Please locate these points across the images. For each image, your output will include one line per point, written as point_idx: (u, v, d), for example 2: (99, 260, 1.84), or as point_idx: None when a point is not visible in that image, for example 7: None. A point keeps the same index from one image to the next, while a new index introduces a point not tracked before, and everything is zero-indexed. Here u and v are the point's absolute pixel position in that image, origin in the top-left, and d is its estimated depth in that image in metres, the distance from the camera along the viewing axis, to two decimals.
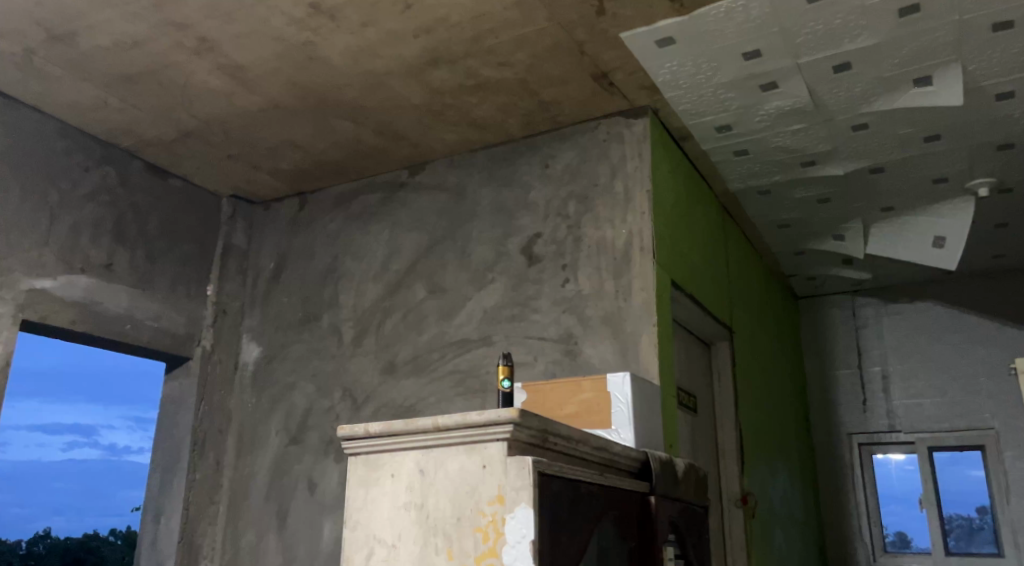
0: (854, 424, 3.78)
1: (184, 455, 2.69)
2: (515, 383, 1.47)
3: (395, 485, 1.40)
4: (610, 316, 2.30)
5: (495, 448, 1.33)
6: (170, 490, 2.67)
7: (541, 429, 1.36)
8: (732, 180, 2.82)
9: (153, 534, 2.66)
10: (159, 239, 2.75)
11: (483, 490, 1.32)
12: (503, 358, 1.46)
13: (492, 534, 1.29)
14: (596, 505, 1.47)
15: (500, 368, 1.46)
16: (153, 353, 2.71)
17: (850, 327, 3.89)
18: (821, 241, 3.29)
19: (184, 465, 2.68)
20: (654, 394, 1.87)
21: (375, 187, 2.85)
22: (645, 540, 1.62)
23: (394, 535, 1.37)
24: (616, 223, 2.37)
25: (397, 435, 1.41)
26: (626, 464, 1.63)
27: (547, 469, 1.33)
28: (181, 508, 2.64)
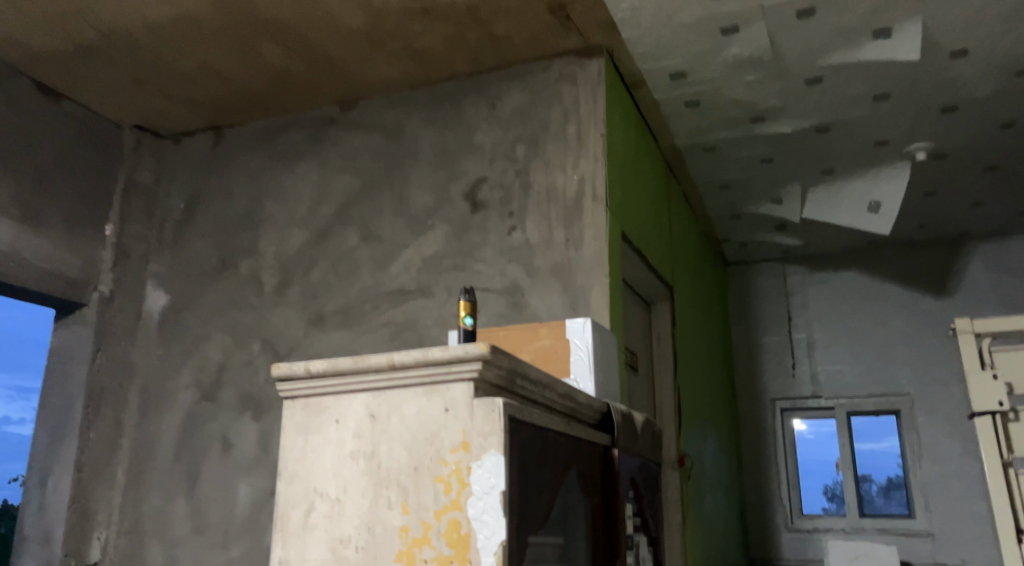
0: (777, 390, 3.80)
1: (78, 412, 2.42)
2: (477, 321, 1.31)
3: (342, 432, 1.22)
4: (559, 267, 2.16)
5: (460, 390, 1.17)
6: (62, 450, 2.39)
7: (510, 370, 1.22)
8: (680, 134, 2.73)
9: (41, 500, 2.38)
10: (53, 169, 2.44)
11: (446, 438, 1.17)
12: (465, 294, 1.31)
13: (455, 486, 1.14)
14: (561, 457, 1.34)
15: (462, 304, 1.30)
16: (43, 297, 2.41)
17: (778, 295, 3.89)
18: (758, 203, 3.25)
19: (79, 423, 2.41)
20: (612, 345, 1.75)
21: (302, 124, 2.62)
22: (605, 497, 1.50)
23: (338, 490, 1.20)
24: (568, 168, 2.23)
25: (344, 375, 1.23)
26: (589, 415, 1.51)
27: (516, 413, 1.18)
28: (75, 471, 2.38)
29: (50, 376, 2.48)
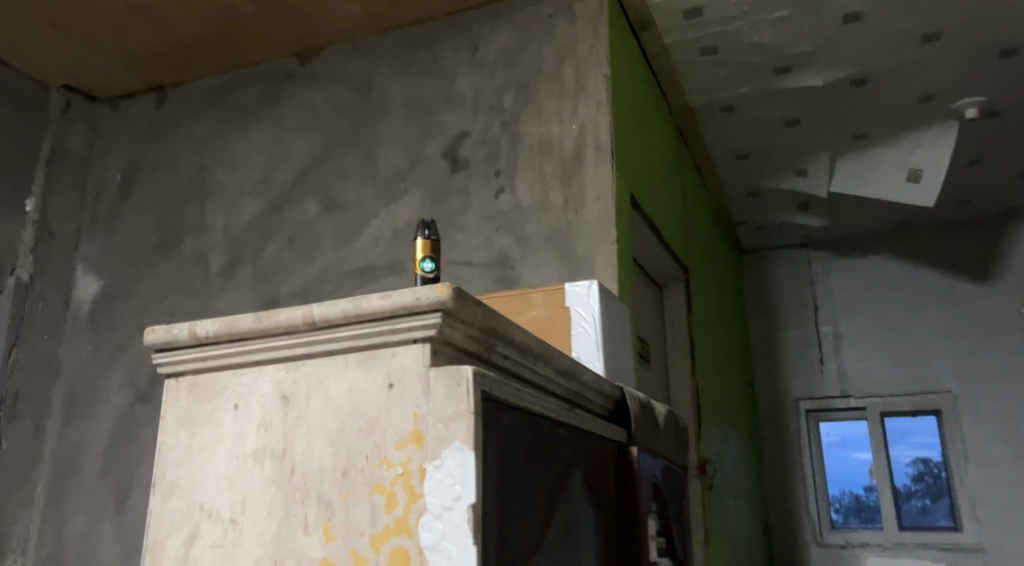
0: (800, 389, 3.41)
1: None
2: (440, 268, 0.95)
3: (243, 421, 0.85)
4: (556, 234, 1.79)
5: (410, 356, 0.80)
6: None
7: (484, 328, 0.84)
8: (693, 90, 2.36)
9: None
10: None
11: (390, 426, 0.79)
12: (422, 230, 0.94)
13: (402, 499, 0.76)
14: (559, 458, 0.96)
15: (418, 244, 0.94)
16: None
17: (799, 284, 3.51)
18: (779, 177, 2.88)
19: None
20: (625, 317, 1.37)
21: (255, 81, 2.26)
22: (619, 510, 1.12)
23: (233, 506, 0.82)
24: (565, 117, 1.86)
25: (247, 340, 0.85)
26: (597, 402, 1.13)
27: (494, 390, 0.81)
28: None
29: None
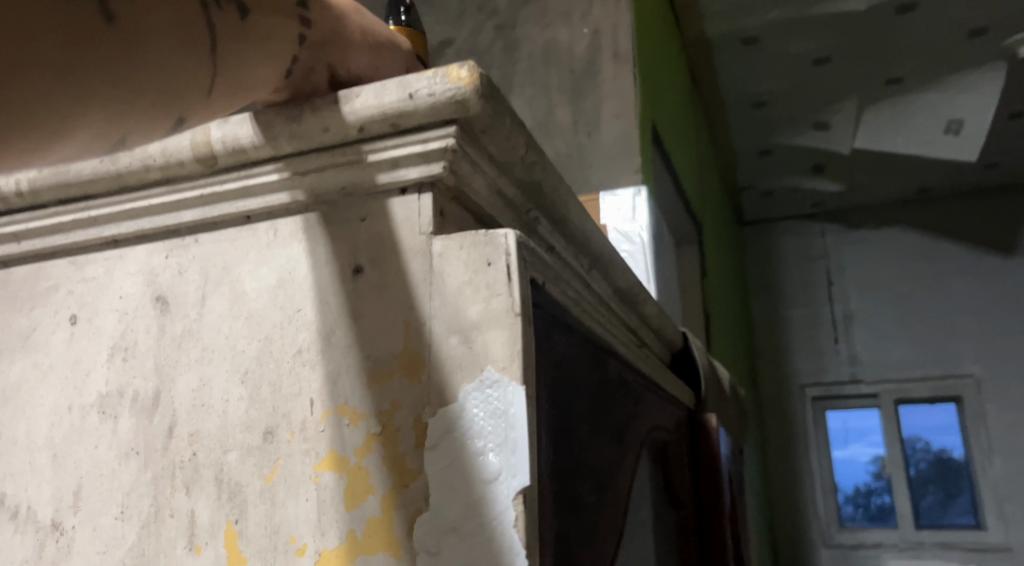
0: (807, 374, 3.02)
1: None
2: None
3: (85, 346, 0.46)
4: (562, 159, 1.39)
5: (395, 218, 0.43)
6: None
7: (526, 181, 0.47)
8: (709, 15, 2.01)
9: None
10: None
11: (354, 347, 0.41)
12: None
13: (379, 484, 0.39)
14: (628, 422, 0.60)
15: None
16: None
17: (808, 259, 3.16)
18: (797, 132, 2.57)
19: None
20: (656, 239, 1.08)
21: None
22: (693, 508, 0.77)
23: (56, 503, 0.44)
24: (575, 18, 1.48)
25: (92, 202, 0.47)
26: (658, 349, 0.77)
27: (549, 286, 0.44)
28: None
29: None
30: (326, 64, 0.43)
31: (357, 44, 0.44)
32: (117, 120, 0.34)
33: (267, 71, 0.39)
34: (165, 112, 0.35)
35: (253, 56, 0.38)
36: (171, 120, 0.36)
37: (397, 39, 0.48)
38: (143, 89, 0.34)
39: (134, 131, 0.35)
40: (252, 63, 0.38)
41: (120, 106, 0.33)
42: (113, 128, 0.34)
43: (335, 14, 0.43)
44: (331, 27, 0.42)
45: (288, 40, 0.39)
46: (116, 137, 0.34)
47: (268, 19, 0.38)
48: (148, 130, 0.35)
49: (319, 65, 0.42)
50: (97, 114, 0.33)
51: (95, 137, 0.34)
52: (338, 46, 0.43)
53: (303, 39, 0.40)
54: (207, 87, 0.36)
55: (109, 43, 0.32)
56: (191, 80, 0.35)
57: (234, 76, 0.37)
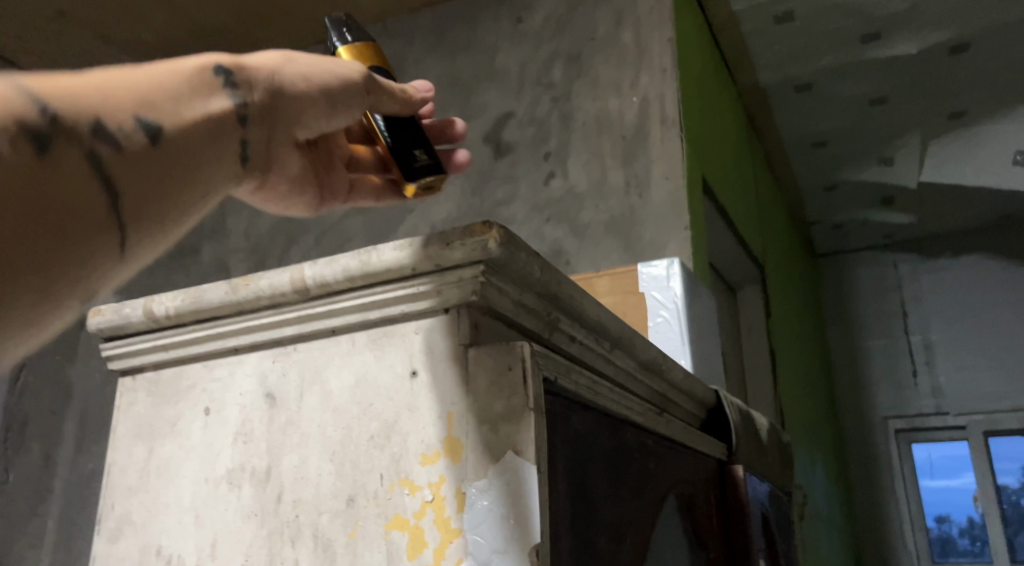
0: (889, 406, 3.00)
1: None
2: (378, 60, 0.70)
3: (216, 432, 0.61)
4: (616, 220, 1.44)
5: (442, 333, 0.56)
6: None
7: (546, 294, 0.60)
8: (763, 67, 2.09)
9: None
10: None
11: (413, 433, 0.55)
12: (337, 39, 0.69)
13: (431, 539, 0.52)
14: (647, 478, 0.71)
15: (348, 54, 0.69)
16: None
17: (884, 290, 3.15)
18: (862, 168, 2.61)
19: None
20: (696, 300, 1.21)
21: None
22: (722, 551, 0.86)
23: (199, 553, 0.58)
24: (625, 87, 1.54)
25: (219, 321, 0.63)
26: (689, 410, 0.87)
27: (561, 380, 0.56)
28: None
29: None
30: (274, 126, 0.52)
31: (302, 96, 0.53)
32: (24, 319, 0.38)
33: (196, 185, 0.46)
34: (72, 294, 0.40)
35: (165, 187, 0.44)
36: (85, 296, 0.41)
37: (346, 73, 0.57)
38: (37, 284, 0.38)
39: (48, 317, 0.39)
40: (165, 194, 0.44)
41: (20, 306, 0.38)
42: (25, 327, 0.39)
43: (271, 79, 0.52)
44: (268, 95, 0.51)
45: (220, 141, 0.47)
46: (32, 330, 0.39)
47: (177, 138, 0.44)
48: (63, 310, 0.40)
49: (273, 131, 0.52)
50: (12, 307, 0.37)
51: (8, 332, 0.38)
52: (284, 107, 0.52)
53: (241, 126, 0.49)
54: (108, 256, 0.41)
55: None
56: (86, 256, 0.40)
57: (133, 231, 0.42)
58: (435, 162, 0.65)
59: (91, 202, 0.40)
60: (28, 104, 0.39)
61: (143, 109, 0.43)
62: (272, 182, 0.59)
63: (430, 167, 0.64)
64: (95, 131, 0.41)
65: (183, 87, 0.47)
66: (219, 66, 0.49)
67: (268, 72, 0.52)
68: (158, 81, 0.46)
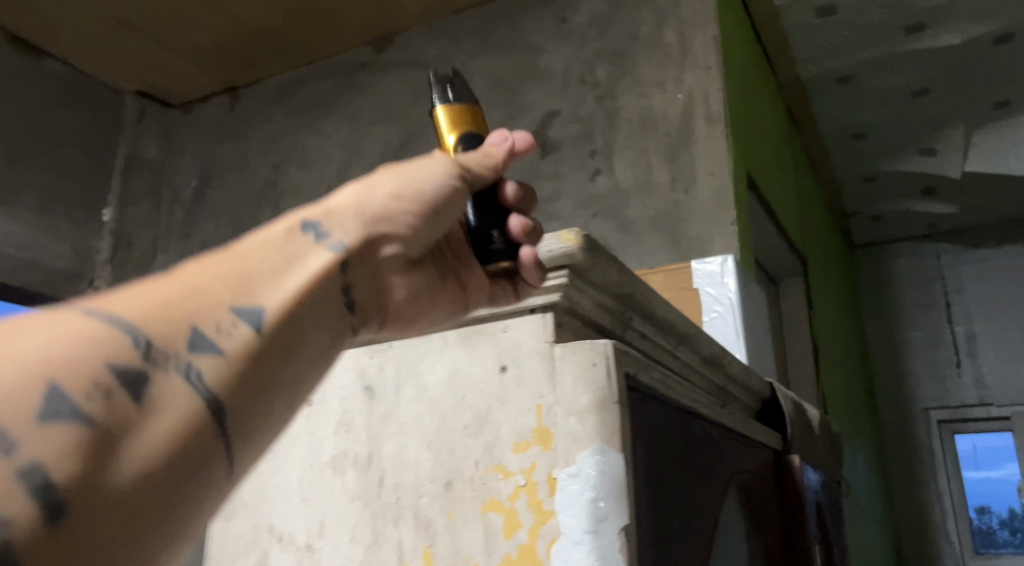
0: (931, 397, 3.00)
1: None
2: (474, 129, 0.63)
3: (319, 421, 0.67)
4: (661, 216, 1.44)
5: (529, 331, 0.61)
6: None
7: (622, 295, 0.65)
8: (802, 60, 2.10)
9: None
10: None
11: (505, 423, 0.60)
12: (439, 91, 0.63)
13: (525, 520, 0.57)
14: (712, 467, 0.75)
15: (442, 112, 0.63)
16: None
17: (925, 281, 3.14)
18: (903, 158, 2.61)
19: None
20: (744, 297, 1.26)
21: (325, 73, 1.89)
22: (779, 535, 0.91)
23: (309, 531, 0.64)
24: (669, 85, 1.52)
25: None
26: (745, 401, 0.92)
27: (640, 375, 0.61)
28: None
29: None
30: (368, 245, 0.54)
31: (396, 215, 0.55)
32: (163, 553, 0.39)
33: (293, 363, 0.48)
34: (200, 514, 0.41)
35: (266, 373, 0.46)
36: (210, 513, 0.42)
37: (438, 169, 0.56)
38: (165, 516, 0.39)
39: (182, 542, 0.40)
40: (267, 381, 0.46)
41: (155, 542, 0.39)
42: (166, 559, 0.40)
43: (352, 206, 0.54)
44: (357, 230, 0.54)
45: (319, 298, 0.50)
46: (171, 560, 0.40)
47: (273, 323, 0.47)
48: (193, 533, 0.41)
49: (370, 260, 0.54)
50: (146, 544, 0.38)
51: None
52: (375, 233, 0.55)
53: (339, 273, 0.52)
54: (225, 466, 0.42)
55: (105, 522, 0.37)
56: (203, 474, 0.41)
57: (242, 435, 0.43)
58: (512, 246, 0.58)
59: (192, 422, 0.41)
60: (124, 337, 0.42)
61: (235, 300, 0.46)
62: (399, 309, 0.58)
63: (507, 253, 0.58)
64: (196, 338, 0.44)
65: (270, 258, 0.50)
66: (301, 220, 0.52)
67: (351, 206, 0.54)
68: (250, 260, 0.49)
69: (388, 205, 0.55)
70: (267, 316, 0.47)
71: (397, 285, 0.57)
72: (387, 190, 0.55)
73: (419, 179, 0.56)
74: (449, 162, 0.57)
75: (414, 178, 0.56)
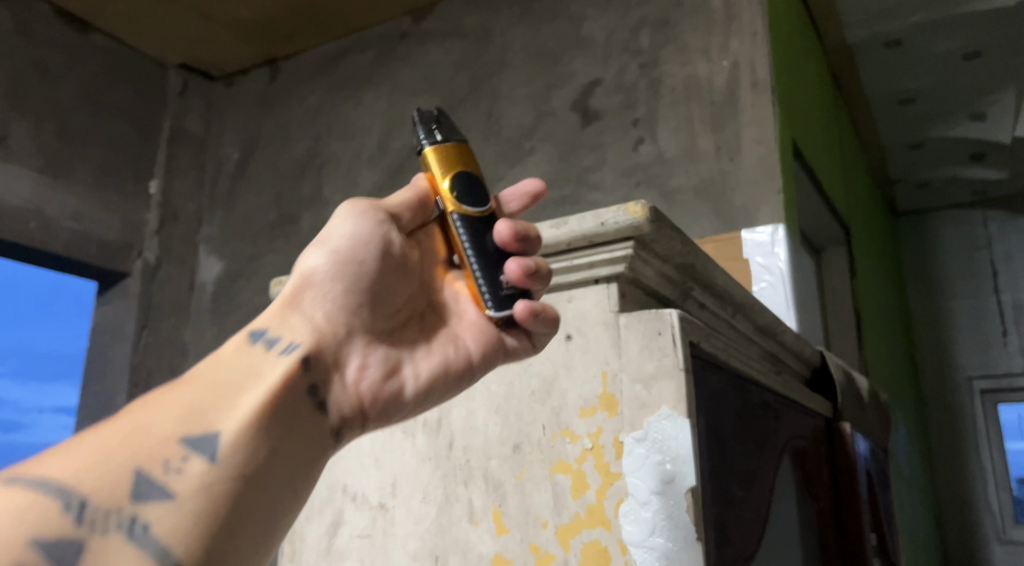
0: (974, 366, 2.98)
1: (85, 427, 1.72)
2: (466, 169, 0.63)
3: None
4: (706, 185, 1.43)
5: (593, 301, 0.63)
6: None
7: (685, 266, 0.66)
8: (849, 25, 2.06)
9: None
10: (10, 105, 1.61)
11: (570, 390, 0.62)
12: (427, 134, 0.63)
13: (593, 481, 0.59)
14: (769, 434, 0.77)
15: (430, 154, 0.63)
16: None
17: (969, 249, 3.09)
18: (951, 124, 2.57)
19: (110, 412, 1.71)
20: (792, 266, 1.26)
21: (367, 44, 1.90)
22: (831, 501, 0.93)
23: (382, 491, 0.70)
24: (713, 53, 1.50)
25: None
26: (799, 370, 0.93)
27: (703, 343, 0.63)
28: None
29: (82, 379, 1.78)
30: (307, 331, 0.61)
31: (327, 298, 0.62)
32: None
33: (256, 478, 0.55)
34: None
35: (211, 498, 0.53)
36: None
37: (354, 244, 0.63)
38: None
39: None
40: (215, 505, 0.53)
41: None
42: None
43: (286, 307, 0.62)
44: (300, 323, 0.61)
45: (264, 409, 0.57)
46: None
47: (221, 447, 0.54)
48: None
49: (326, 351, 0.61)
50: None
51: None
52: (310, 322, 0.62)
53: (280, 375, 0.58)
54: None
55: None
56: None
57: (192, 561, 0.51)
58: (514, 291, 0.61)
59: None
60: (60, 502, 0.50)
61: (185, 433, 0.54)
62: (373, 381, 0.62)
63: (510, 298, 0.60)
64: (142, 483, 0.52)
65: (214, 382, 0.58)
66: (246, 335, 0.61)
67: (286, 307, 0.62)
68: (196, 391, 0.57)
69: (321, 288, 0.62)
70: (225, 430, 0.55)
71: (366, 365, 0.62)
72: (321, 274, 0.62)
73: (343, 257, 0.62)
74: (370, 227, 0.64)
75: (335, 260, 0.63)
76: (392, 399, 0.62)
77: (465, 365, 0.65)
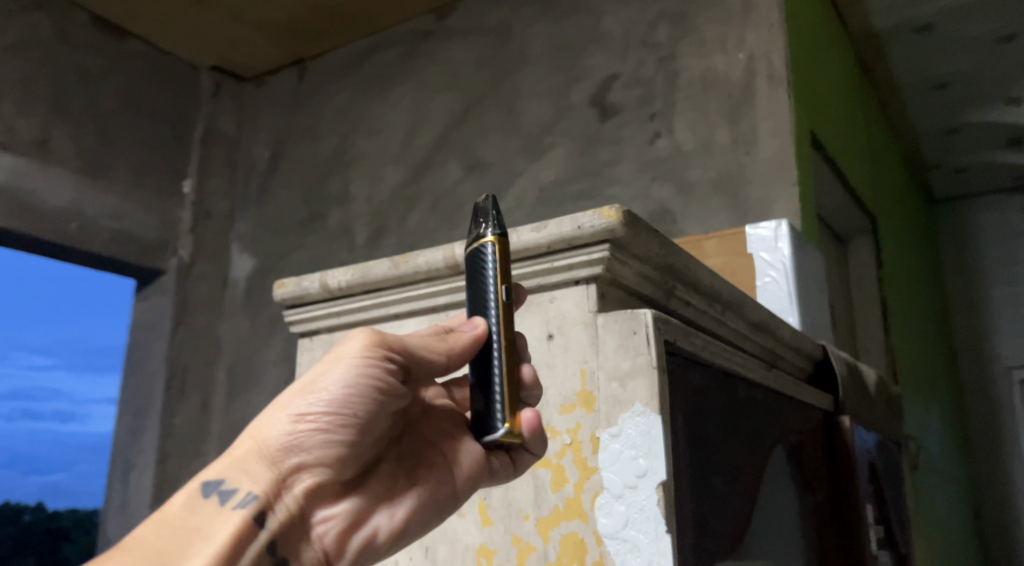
0: (1013, 355, 2.93)
1: (126, 419, 1.79)
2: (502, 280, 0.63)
3: None
4: (724, 178, 1.44)
5: (573, 301, 0.65)
6: (114, 459, 1.77)
7: (665, 265, 0.68)
8: (876, 12, 2.03)
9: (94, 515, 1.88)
10: (51, 110, 1.68)
11: (551, 388, 0.65)
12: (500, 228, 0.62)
13: (570, 475, 0.62)
14: (758, 428, 0.79)
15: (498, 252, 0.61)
16: (28, 238, 1.60)
17: (1008, 236, 3.03)
18: (987, 109, 2.52)
19: (149, 404, 1.77)
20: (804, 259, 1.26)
21: (392, 42, 1.93)
22: (829, 494, 0.94)
23: None
24: (731, 45, 1.50)
25: (384, 291, 0.75)
26: (797, 365, 0.94)
27: (679, 341, 0.64)
28: (113, 479, 1.76)
29: (121, 370, 1.84)
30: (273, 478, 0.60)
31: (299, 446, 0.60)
32: None
33: None
34: None
35: None
36: None
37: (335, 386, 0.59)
38: None
39: None
40: None
41: None
42: None
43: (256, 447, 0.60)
44: (265, 469, 0.60)
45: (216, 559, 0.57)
46: None
47: None
48: None
49: (291, 496, 0.60)
50: None
51: None
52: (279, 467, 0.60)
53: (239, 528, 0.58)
54: None
55: None
56: None
57: None
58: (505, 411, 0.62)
59: None
60: None
61: None
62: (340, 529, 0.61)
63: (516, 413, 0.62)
64: None
65: (164, 537, 0.58)
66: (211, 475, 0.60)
67: (252, 452, 0.60)
68: (142, 547, 0.57)
69: (290, 440, 0.60)
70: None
71: (332, 516, 0.61)
72: (295, 420, 0.60)
73: (318, 400, 0.59)
74: (358, 367, 0.60)
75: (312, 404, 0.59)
76: (357, 555, 0.61)
77: (449, 494, 0.64)
